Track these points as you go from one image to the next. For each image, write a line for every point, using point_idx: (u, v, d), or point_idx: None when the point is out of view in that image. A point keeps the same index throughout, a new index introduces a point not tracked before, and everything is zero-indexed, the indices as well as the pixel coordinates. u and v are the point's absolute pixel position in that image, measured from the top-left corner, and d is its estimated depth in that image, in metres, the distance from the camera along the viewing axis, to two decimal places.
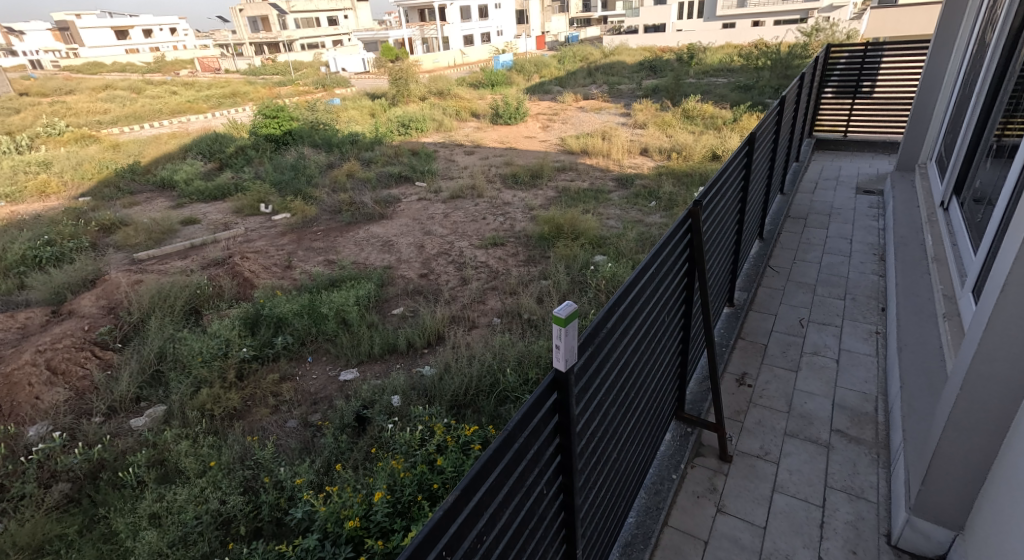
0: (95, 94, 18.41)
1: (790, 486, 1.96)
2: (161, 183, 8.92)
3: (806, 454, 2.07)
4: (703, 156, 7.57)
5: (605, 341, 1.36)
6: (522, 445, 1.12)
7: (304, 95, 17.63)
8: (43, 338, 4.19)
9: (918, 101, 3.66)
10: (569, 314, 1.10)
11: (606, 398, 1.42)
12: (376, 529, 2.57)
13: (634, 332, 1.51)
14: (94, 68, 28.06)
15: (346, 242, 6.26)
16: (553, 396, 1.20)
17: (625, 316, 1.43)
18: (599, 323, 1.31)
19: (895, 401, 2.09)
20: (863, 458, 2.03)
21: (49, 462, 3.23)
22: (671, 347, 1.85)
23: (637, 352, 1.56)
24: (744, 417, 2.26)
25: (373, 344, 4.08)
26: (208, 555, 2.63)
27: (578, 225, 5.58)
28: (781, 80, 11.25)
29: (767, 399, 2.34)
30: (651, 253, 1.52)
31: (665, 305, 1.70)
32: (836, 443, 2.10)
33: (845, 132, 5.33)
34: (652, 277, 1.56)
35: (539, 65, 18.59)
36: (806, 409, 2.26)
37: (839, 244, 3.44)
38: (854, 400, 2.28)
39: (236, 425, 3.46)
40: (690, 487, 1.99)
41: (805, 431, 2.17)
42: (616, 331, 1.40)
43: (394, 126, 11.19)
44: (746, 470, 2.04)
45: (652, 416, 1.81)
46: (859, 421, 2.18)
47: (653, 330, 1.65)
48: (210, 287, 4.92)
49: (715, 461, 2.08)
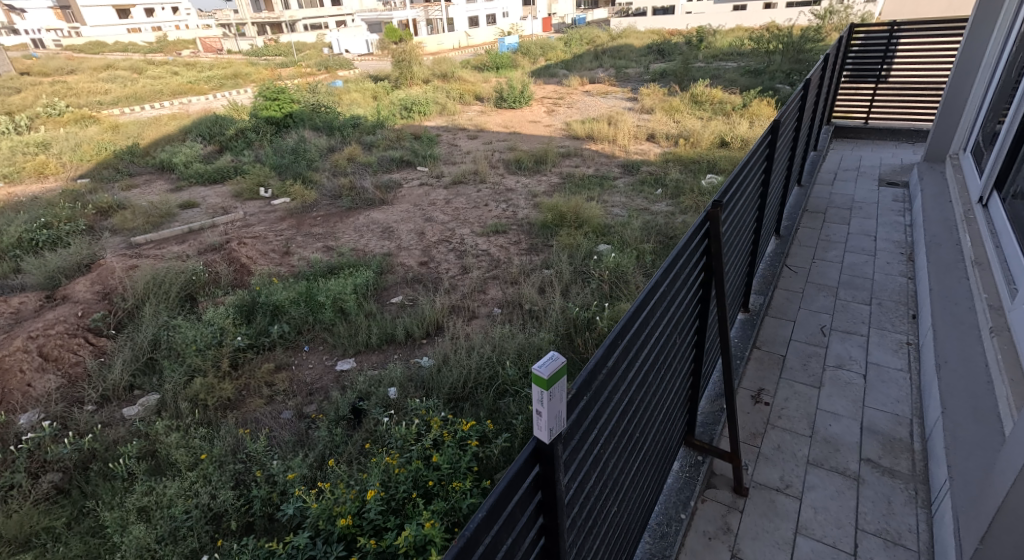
0: (96, 74, 18.16)
1: (815, 528, 1.79)
2: (160, 165, 8.74)
3: (833, 488, 1.89)
4: (711, 143, 7.32)
5: (604, 385, 1.18)
6: (492, 544, 0.95)
7: (308, 76, 17.42)
8: (36, 323, 4.05)
9: (950, 87, 3.43)
10: (558, 371, 0.95)
11: (605, 450, 1.26)
12: (370, 527, 2.44)
13: (640, 366, 1.34)
14: (94, 48, 27.75)
15: (346, 228, 6.07)
16: (534, 470, 1.03)
17: (628, 351, 1.26)
18: (594, 367, 1.13)
19: (935, 431, 1.90)
20: (898, 494, 1.85)
21: (40, 451, 3.11)
22: (683, 370, 1.68)
23: (644, 388, 1.39)
24: (762, 441, 2.08)
25: (371, 334, 3.92)
26: (197, 551, 2.51)
27: (581, 213, 5.35)
28: (793, 64, 10.93)
29: (787, 420, 2.16)
30: (662, 268, 1.34)
31: (676, 325, 1.51)
32: (866, 475, 1.92)
33: (866, 119, 5.08)
34: (663, 297, 1.37)
35: (545, 48, 18.23)
36: (831, 433, 2.08)
37: (862, 242, 3.23)
38: (885, 423, 2.09)
39: (229, 415, 3.32)
40: (702, 526, 1.82)
41: (830, 461, 1.99)
42: (617, 371, 1.23)
43: (396, 110, 10.96)
44: (764, 505, 1.87)
45: (659, 450, 1.64)
46: (892, 449, 1.99)
47: (663, 357, 1.47)
48: (206, 273, 4.73)
49: (729, 495, 1.90)
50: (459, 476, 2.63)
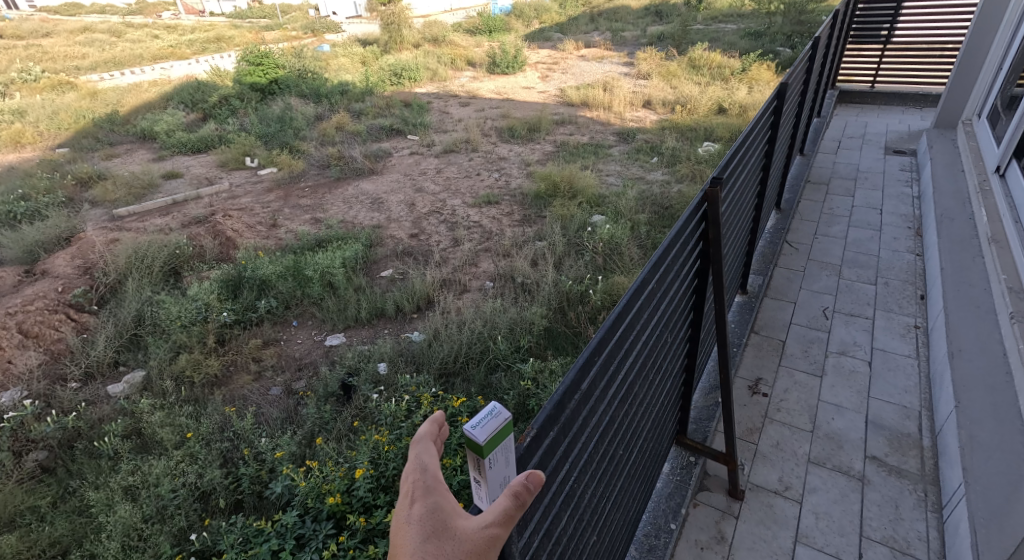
0: (72, 38, 17.40)
1: (817, 536, 1.70)
2: (142, 134, 8.43)
3: (837, 491, 1.80)
4: (709, 109, 7.09)
5: (577, 414, 1.06)
6: None
7: (293, 39, 16.83)
8: (14, 300, 3.89)
9: (965, 47, 3.25)
10: (498, 434, 0.86)
11: (580, 481, 1.14)
12: (359, 505, 2.35)
13: (622, 379, 1.21)
14: (71, 10, 26.71)
15: (335, 199, 5.87)
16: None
17: (607, 368, 1.13)
18: (563, 398, 1.01)
19: (948, 430, 1.80)
20: (907, 498, 1.76)
21: (23, 429, 3.00)
22: (674, 368, 1.56)
23: (628, 402, 1.27)
24: (759, 437, 1.99)
25: (360, 309, 3.78)
26: (184, 530, 2.42)
27: (575, 182, 5.18)
28: (794, 25, 10.56)
29: (787, 413, 2.06)
30: (650, 264, 1.19)
31: (668, 323, 1.38)
32: (872, 476, 1.83)
33: (872, 84, 4.87)
34: (651, 296, 1.24)
35: (538, 10, 17.63)
36: (834, 428, 1.99)
37: (867, 216, 3.09)
38: (892, 417, 2.00)
39: (216, 392, 3.20)
40: (693, 535, 1.73)
41: (833, 459, 1.90)
42: (593, 394, 1.10)
43: (386, 75, 10.58)
44: (762, 511, 1.78)
45: (646, 459, 1.54)
46: (900, 446, 1.90)
47: (651, 360, 1.35)
48: (190, 247, 4.55)
49: (724, 499, 1.81)
50: (450, 453, 2.52)
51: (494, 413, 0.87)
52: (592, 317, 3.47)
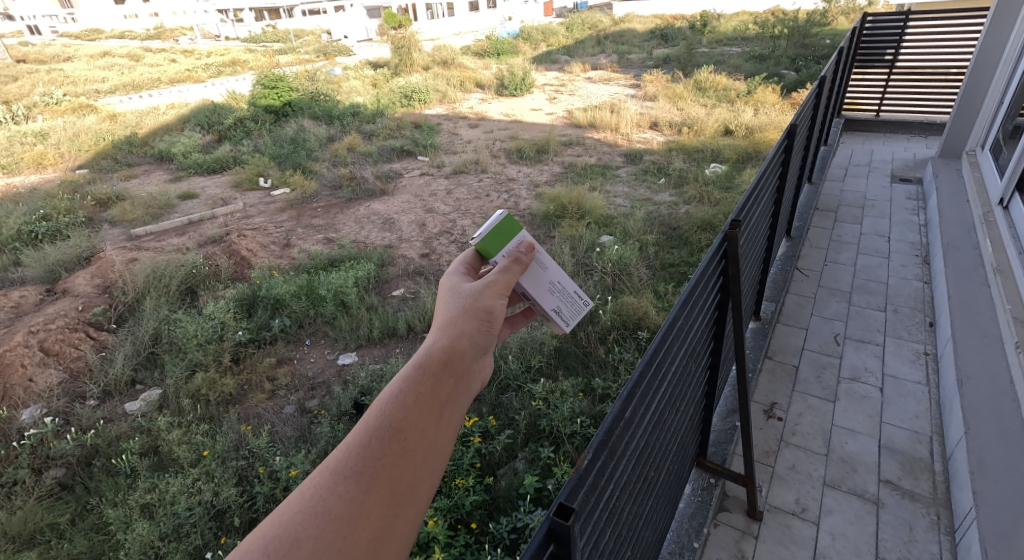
0: (93, 62, 17.91)
1: (834, 555, 1.75)
2: (159, 155, 8.64)
3: (851, 512, 1.86)
4: (715, 131, 7.21)
5: (620, 439, 1.13)
6: None
7: (306, 63, 17.20)
8: (36, 317, 4.01)
9: (968, 80, 3.35)
10: (493, 234, 1.24)
11: (621, 500, 1.22)
12: None
13: (656, 406, 1.30)
14: (92, 35, 27.50)
15: (347, 219, 6.00)
16: (548, 549, 0.96)
17: (645, 397, 1.21)
18: (610, 426, 1.09)
19: (960, 454, 1.85)
20: (920, 520, 1.81)
21: (43, 447, 3.08)
22: (697, 393, 1.63)
23: (659, 426, 1.35)
24: (775, 460, 2.04)
25: (372, 328, 3.87)
26: (200, 549, 2.47)
27: (584, 204, 5.28)
28: (798, 49, 10.75)
29: (801, 437, 2.12)
30: (680, 301, 1.28)
31: (692, 354, 1.47)
32: (886, 498, 1.88)
33: (878, 111, 4.99)
34: (681, 329, 1.32)
35: (546, 34, 17.98)
36: (848, 451, 2.05)
37: (875, 243, 3.16)
38: (903, 441, 2.05)
39: (231, 411, 3.27)
40: (714, 554, 1.78)
41: (848, 481, 1.95)
42: (633, 421, 1.18)
43: (396, 98, 10.81)
44: (780, 531, 1.83)
45: (672, 479, 1.60)
46: (912, 469, 1.95)
47: (678, 388, 1.43)
48: (206, 266, 4.65)
49: (742, 519, 1.87)
50: (461, 473, 2.59)
51: (491, 224, 1.25)
52: (602, 338, 3.52)
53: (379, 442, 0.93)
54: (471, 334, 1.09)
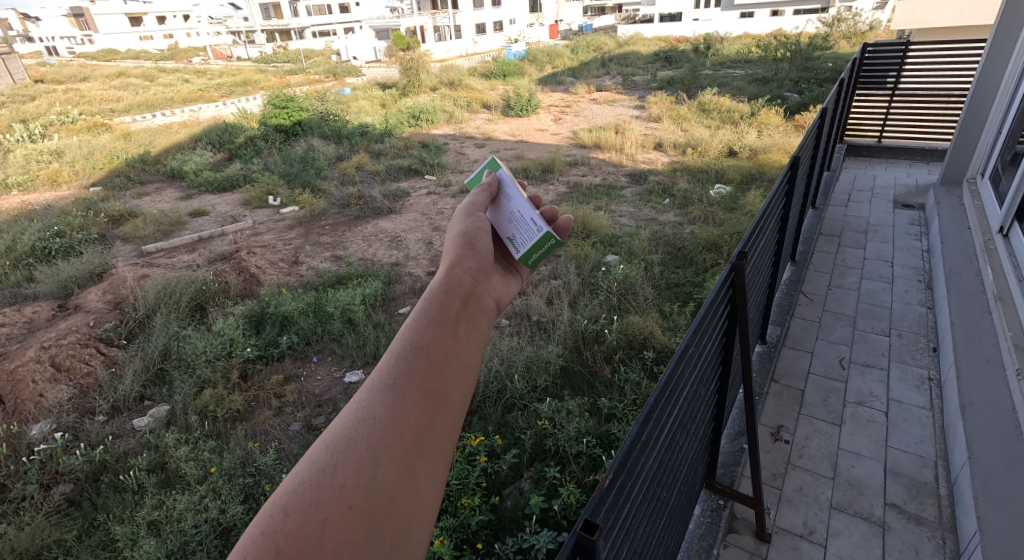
0: (108, 82, 18.27)
1: None
2: (171, 173, 8.79)
3: (858, 536, 1.88)
4: (719, 152, 7.30)
5: (637, 463, 1.18)
6: None
7: (316, 84, 17.52)
8: (49, 333, 4.07)
9: (968, 109, 3.43)
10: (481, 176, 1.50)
11: (636, 522, 1.25)
12: None
13: (669, 430, 1.35)
14: (108, 56, 28.10)
15: (354, 237, 6.08)
16: None
17: (659, 421, 1.26)
18: (628, 449, 1.13)
19: (964, 478, 1.88)
20: (926, 544, 1.83)
21: (51, 462, 3.11)
22: (706, 414, 1.67)
23: (672, 449, 1.39)
24: (783, 483, 2.07)
25: (379, 346, 3.90)
26: None
27: (589, 223, 5.33)
28: (800, 72, 10.88)
29: (808, 460, 2.14)
30: (692, 330, 1.34)
31: (702, 380, 1.52)
32: (892, 522, 1.90)
33: (879, 137, 5.07)
34: (692, 356, 1.37)
35: (552, 55, 18.24)
36: (855, 475, 2.07)
37: (878, 268, 3.21)
38: (909, 465, 2.07)
39: (239, 427, 3.31)
40: None
41: (854, 505, 1.97)
42: (648, 445, 1.22)
43: (404, 118, 10.99)
44: (787, 553, 1.85)
45: (682, 500, 1.63)
46: (918, 493, 1.97)
47: (689, 412, 1.48)
48: (216, 283, 4.72)
49: (751, 541, 1.89)
50: (467, 492, 2.61)
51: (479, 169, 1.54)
52: (607, 357, 3.55)
53: (407, 359, 1.02)
54: (472, 262, 1.24)
